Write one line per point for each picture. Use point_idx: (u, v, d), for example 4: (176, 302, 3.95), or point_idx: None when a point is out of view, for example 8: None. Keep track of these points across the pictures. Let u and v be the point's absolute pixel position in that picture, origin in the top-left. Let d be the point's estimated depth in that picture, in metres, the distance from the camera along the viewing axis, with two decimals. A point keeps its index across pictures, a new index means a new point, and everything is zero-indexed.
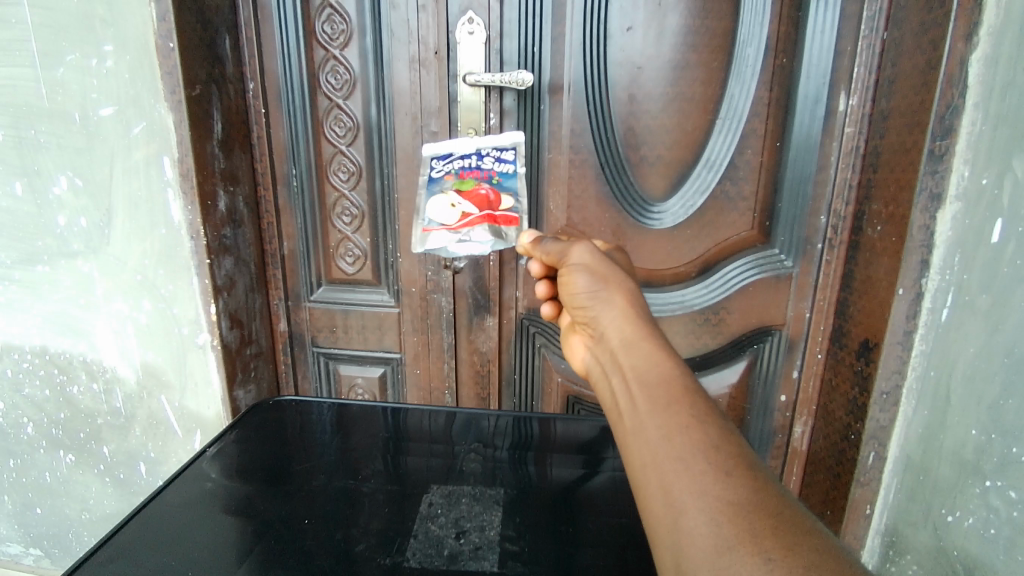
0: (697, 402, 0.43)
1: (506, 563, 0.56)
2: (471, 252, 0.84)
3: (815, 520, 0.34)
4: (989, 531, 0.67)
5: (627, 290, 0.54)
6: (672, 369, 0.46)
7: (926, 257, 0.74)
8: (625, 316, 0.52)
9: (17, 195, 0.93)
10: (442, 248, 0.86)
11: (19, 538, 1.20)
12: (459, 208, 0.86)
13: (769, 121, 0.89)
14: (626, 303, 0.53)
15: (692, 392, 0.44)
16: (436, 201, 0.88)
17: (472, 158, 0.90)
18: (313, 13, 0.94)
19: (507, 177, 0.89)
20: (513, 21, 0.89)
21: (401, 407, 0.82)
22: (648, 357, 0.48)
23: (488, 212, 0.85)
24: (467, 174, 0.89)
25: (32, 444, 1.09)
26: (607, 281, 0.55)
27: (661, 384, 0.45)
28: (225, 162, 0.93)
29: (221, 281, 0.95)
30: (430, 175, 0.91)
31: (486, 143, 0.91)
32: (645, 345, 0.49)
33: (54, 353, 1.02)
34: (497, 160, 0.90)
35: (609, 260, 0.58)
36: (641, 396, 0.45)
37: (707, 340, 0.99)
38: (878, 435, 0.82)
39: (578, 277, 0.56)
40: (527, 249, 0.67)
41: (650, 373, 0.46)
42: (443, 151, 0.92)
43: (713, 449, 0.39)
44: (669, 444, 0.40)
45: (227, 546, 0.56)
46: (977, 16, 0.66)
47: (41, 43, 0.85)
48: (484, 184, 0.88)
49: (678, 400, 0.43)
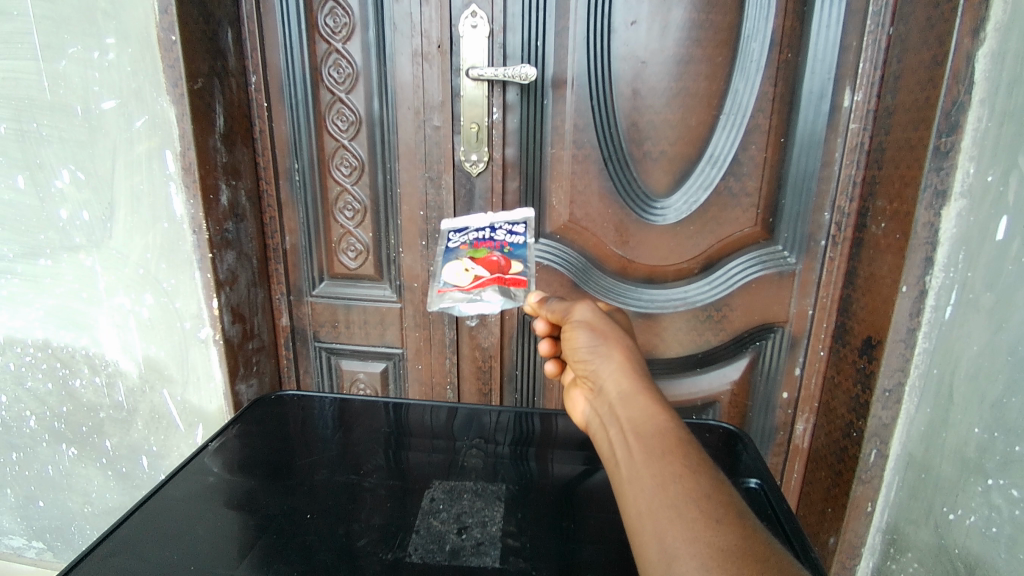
0: (689, 451, 0.44)
1: (508, 559, 0.56)
2: (479, 311, 0.71)
3: (800, 567, 0.36)
4: (990, 529, 0.67)
5: (625, 346, 0.54)
6: (667, 421, 0.46)
7: (930, 255, 0.74)
8: (624, 372, 0.52)
9: (19, 188, 0.93)
10: (448, 307, 0.73)
11: (22, 530, 1.20)
12: (472, 273, 0.76)
13: (774, 116, 0.88)
14: (625, 359, 0.52)
15: (685, 442, 0.45)
16: (450, 265, 0.78)
17: (486, 231, 0.85)
18: (316, 6, 0.93)
19: (518, 246, 0.81)
20: (517, 15, 0.89)
21: (403, 402, 0.82)
22: (644, 409, 0.48)
23: (499, 274, 0.75)
24: (480, 247, 0.81)
25: (34, 438, 1.10)
26: (607, 338, 0.54)
27: (656, 434, 0.45)
28: (227, 156, 0.93)
29: (223, 275, 0.94)
30: (445, 245, 0.83)
31: (499, 220, 0.88)
32: (642, 397, 0.49)
33: (56, 347, 1.02)
34: (509, 232, 0.84)
35: (609, 319, 0.57)
36: (636, 445, 0.46)
37: (709, 337, 0.98)
38: (880, 433, 0.82)
39: (579, 334, 0.55)
40: (532, 309, 0.65)
41: (646, 423, 0.47)
42: (459, 225, 0.88)
43: (704, 498, 0.40)
44: (663, 493, 0.41)
45: (229, 540, 0.56)
46: (983, 13, 0.66)
47: (43, 35, 0.85)
48: (497, 249, 0.80)
49: (672, 450, 0.44)
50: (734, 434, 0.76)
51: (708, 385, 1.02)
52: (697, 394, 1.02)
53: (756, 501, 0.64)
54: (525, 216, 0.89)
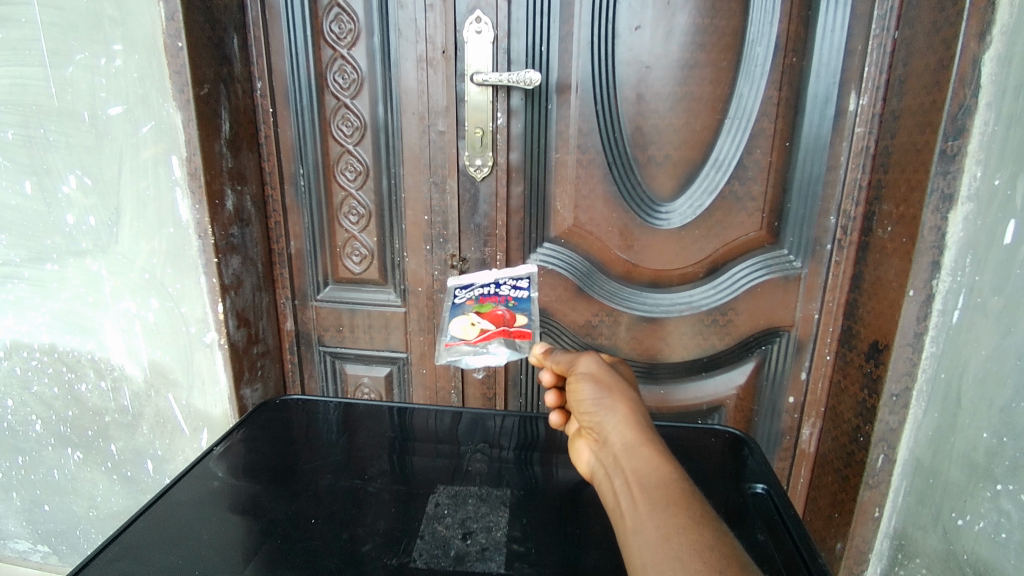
0: (692, 503, 0.44)
1: (513, 565, 0.56)
2: (486, 364, 0.65)
3: None
4: (1000, 535, 0.67)
5: (629, 400, 0.54)
6: (671, 472, 0.46)
7: (937, 259, 0.73)
8: (629, 423, 0.51)
9: (27, 194, 0.93)
10: (455, 360, 0.67)
11: (28, 534, 1.20)
12: (478, 327, 0.71)
13: (778, 120, 0.88)
14: (629, 410, 0.52)
15: (690, 495, 0.44)
16: (457, 320, 0.74)
17: (491, 287, 0.83)
18: (321, 13, 0.94)
19: (523, 301, 0.78)
20: (521, 21, 0.89)
21: (408, 407, 0.82)
22: (649, 460, 0.48)
23: (504, 327, 0.71)
24: (486, 303, 0.77)
25: (40, 441, 1.10)
26: (611, 390, 0.54)
27: (660, 485, 0.45)
28: (233, 161, 0.94)
29: (228, 279, 0.95)
30: (452, 301, 0.80)
31: (504, 275, 0.87)
32: (647, 448, 0.49)
33: (63, 351, 1.02)
34: (514, 287, 0.82)
35: (613, 370, 0.57)
36: (641, 497, 0.45)
37: (714, 341, 0.98)
38: (887, 438, 0.81)
39: (583, 386, 0.55)
40: (537, 360, 0.63)
41: (650, 475, 0.46)
42: (465, 282, 0.88)
43: (708, 550, 0.40)
44: (668, 545, 0.41)
45: (234, 545, 0.56)
46: (990, 15, 0.66)
47: (51, 42, 0.86)
48: (502, 307, 0.76)
49: (676, 502, 0.44)
50: (739, 439, 0.76)
51: (713, 390, 1.01)
52: (702, 398, 1.02)
53: (764, 506, 0.63)
54: (529, 272, 0.88)
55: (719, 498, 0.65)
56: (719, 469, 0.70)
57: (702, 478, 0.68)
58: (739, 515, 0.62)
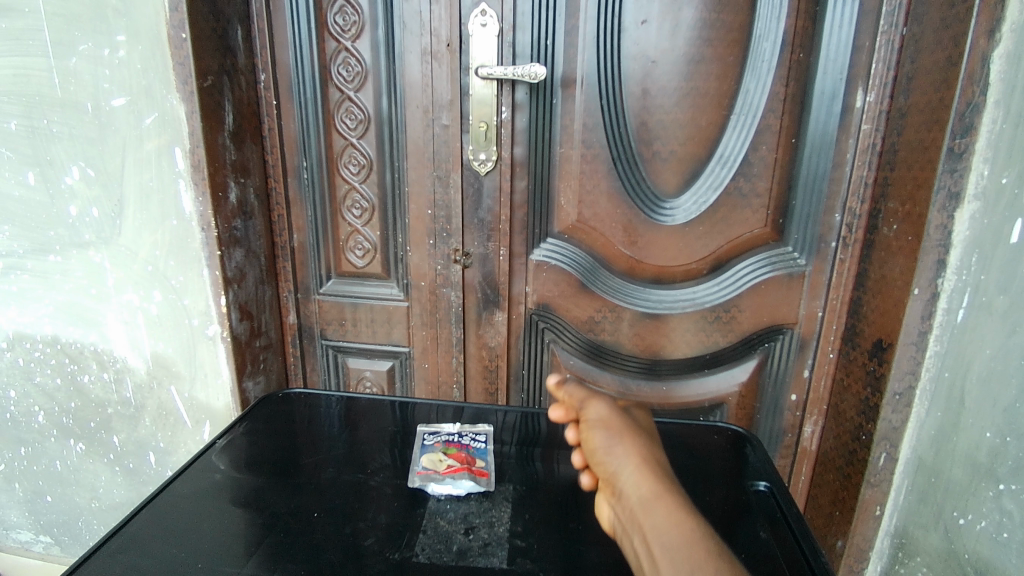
0: (720, 567, 0.44)
1: (515, 560, 0.56)
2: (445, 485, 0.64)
3: None
4: (1002, 535, 0.67)
5: (641, 450, 0.54)
6: (693, 530, 0.47)
7: (943, 257, 0.73)
8: (643, 475, 0.51)
9: (29, 184, 0.93)
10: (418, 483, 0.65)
11: (30, 525, 1.21)
12: (444, 462, 0.68)
13: (784, 116, 0.88)
14: (642, 462, 0.52)
15: (715, 556, 0.45)
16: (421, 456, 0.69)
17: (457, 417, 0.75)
18: (326, 5, 0.93)
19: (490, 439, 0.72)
20: (527, 14, 0.88)
21: (410, 401, 0.83)
22: (668, 518, 0.48)
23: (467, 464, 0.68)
24: (451, 443, 0.72)
25: (43, 433, 1.10)
26: (623, 439, 0.54)
27: (684, 549, 0.46)
28: (237, 154, 0.93)
29: (231, 272, 0.95)
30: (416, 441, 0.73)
31: None
32: (665, 505, 0.49)
33: (65, 342, 1.03)
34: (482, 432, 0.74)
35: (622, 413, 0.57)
36: (665, 560, 0.46)
37: (717, 338, 0.98)
38: (890, 436, 0.80)
39: (595, 434, 0.55)
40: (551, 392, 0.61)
41: (672, 536, 0.47)
42: None
43: None
44: None
45: (236, 538, 0.57)
46: (1000, 13, 0.65)
47: (55, 33, 0.86)
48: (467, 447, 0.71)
49: (702, 567, 0.44)
50: (742, 437, 0.76)
51: (715, 387, 1.01)
52: (704, 395, 1.01)
53: (766, 504, 0.63)
54: None
55: (720, 495, 0.65)
56: (721, 467, 0.70)
57: (704, 475, 0.68)
58: (741, 512, 0.62)
